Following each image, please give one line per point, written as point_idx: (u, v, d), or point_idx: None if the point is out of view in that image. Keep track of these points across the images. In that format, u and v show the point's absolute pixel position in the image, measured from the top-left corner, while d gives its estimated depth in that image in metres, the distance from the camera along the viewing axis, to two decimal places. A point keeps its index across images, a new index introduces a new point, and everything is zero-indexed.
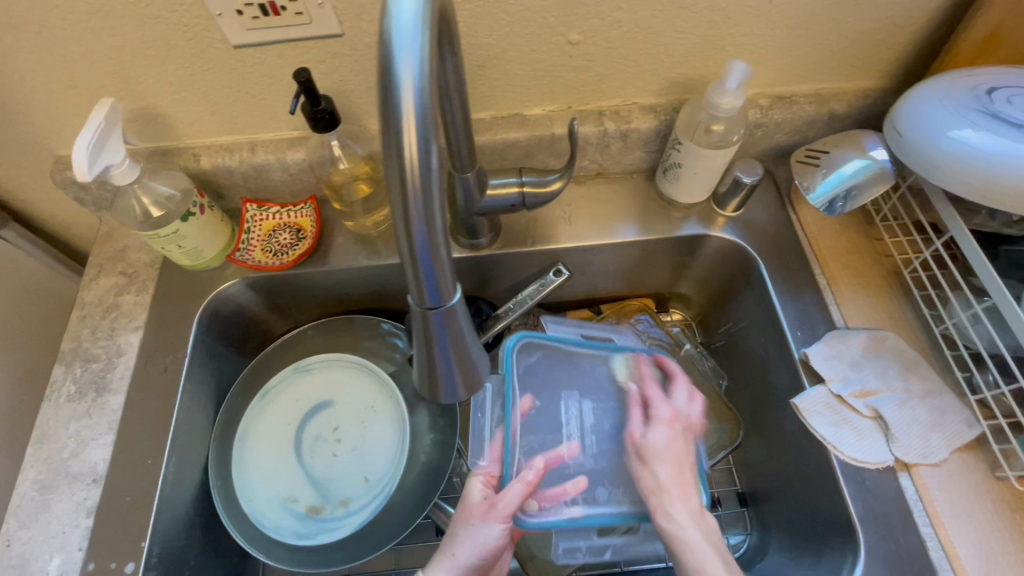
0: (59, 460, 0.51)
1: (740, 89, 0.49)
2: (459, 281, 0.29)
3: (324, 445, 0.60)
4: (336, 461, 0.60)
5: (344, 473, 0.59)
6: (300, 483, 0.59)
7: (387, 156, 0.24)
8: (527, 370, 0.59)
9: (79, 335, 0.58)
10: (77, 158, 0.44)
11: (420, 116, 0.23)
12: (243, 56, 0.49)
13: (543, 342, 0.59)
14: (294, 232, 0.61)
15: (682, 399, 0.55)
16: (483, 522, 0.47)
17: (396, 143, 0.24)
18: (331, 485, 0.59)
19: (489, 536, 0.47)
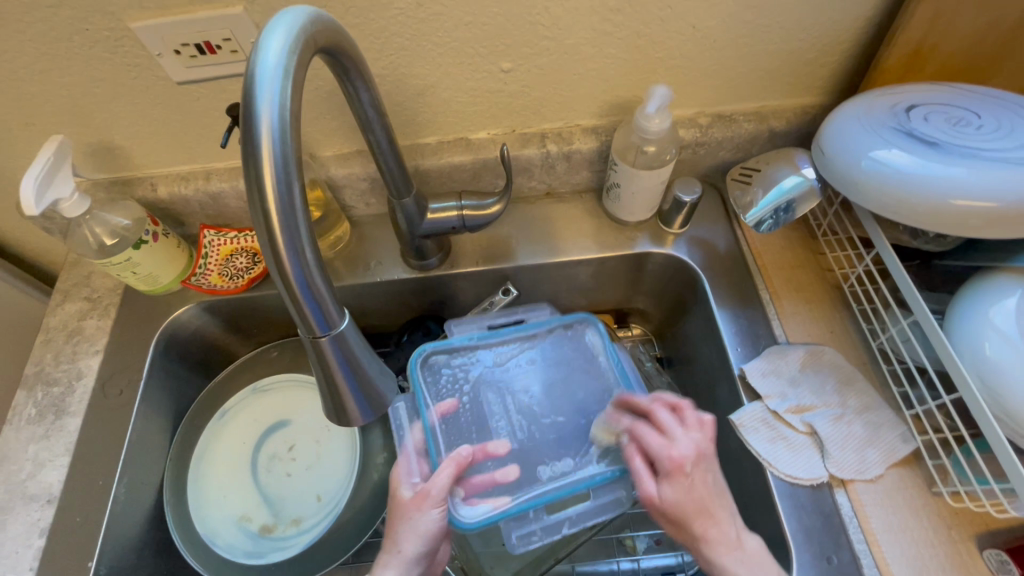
0: (17, 481, 0.53)
1: (664, 110, 0.50)
2: (345, 307, 0.30)
3: (281, 463, 0.62)
4: (291, 479, 0.61)
5: (299, 491, 0.60)
6: (256, 501, 0.60)
7: (252, 192, 0.26)
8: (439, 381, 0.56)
9: (42, 359, 0.60)
10: (25, 194, 0.46)
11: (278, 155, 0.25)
12: (188, 92, 0.51)
13: (449, 350, 0.57)
14: (251, 256, 0.62)
15: (683, 438, 0.46)
16: (423, 511, 0.47)
17: (260, 179, 0.25)
18: (285, 503, 0.60)
19: (431, 524, 0.46)
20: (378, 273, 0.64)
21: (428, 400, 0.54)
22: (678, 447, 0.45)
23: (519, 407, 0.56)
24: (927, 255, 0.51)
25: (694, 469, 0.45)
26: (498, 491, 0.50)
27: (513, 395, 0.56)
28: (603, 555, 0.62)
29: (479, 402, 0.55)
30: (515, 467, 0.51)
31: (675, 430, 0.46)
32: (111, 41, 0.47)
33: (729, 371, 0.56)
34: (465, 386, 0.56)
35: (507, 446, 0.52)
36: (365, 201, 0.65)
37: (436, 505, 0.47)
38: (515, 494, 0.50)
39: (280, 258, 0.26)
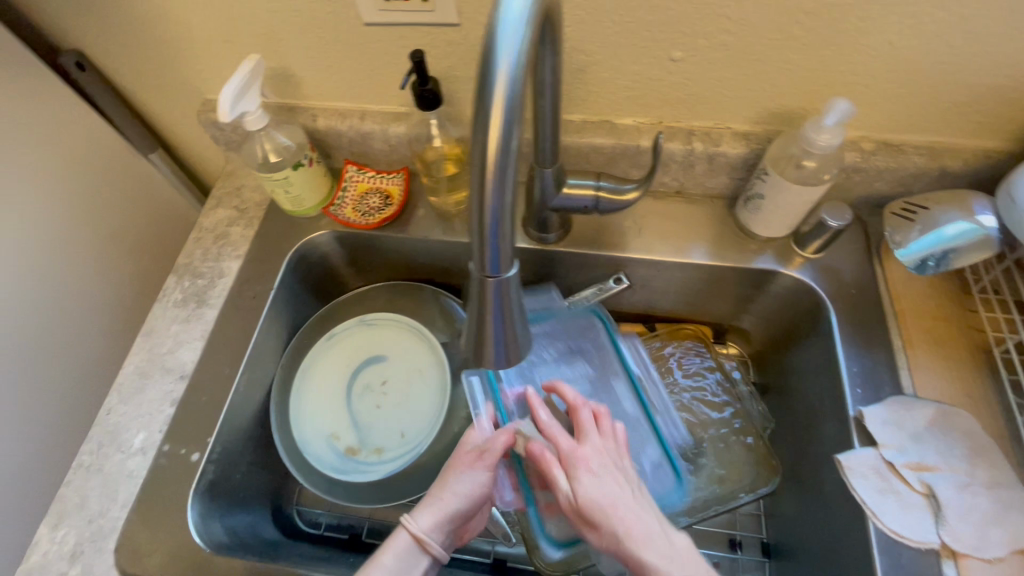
0: (159, 353, 0.61)
1: (840, 127, 0.48)
2: (517, 256, 0.31)
3: (374, 396, 0.66)
4: (380, 412, 0.65)
5: (386, 425, 0.64)
6: (347, 423, 0.64)
7: (476, 129, 0.27)
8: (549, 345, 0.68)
9: (193, 253, 0.67)
10: (222, 100, 0.51)
11: (509, 100, 0.26)
12: (371, 32, 0.55)
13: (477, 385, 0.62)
14: (383, 198, 0.67)
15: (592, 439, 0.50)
16: (474, 468, 0.51)
17: (486, 118, 0.27)
18: (371, 432, 0.64)
19: (476, 482, 0.51)
20: None
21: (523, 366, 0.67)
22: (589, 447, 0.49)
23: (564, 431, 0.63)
24: None
25: (600, 468, 0.48)
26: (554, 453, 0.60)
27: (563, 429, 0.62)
28: None
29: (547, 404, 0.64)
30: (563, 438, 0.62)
31: (586, 441, 0.50)
32: None
33: (842, 411, 0.53)
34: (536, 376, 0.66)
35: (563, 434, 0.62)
36: None
37: (483, 467, 0.51)
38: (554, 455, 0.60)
39: (484, 196, 0.28)
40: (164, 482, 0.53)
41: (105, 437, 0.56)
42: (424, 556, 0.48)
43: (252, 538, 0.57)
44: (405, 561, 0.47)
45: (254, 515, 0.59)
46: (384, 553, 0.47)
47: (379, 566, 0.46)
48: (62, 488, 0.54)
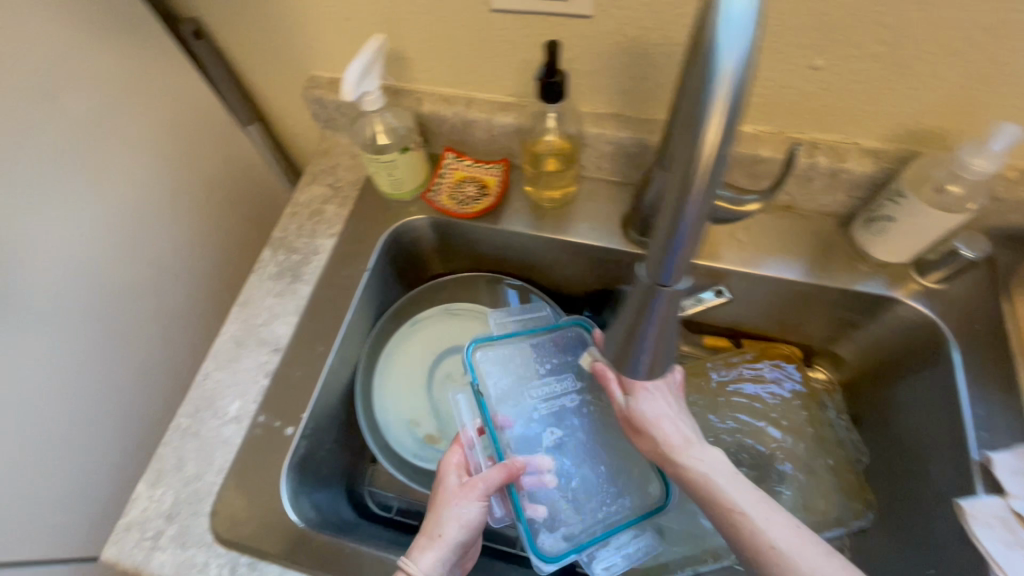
0: (254, 323, 0.61)
1: (1002, 153, 0.44)
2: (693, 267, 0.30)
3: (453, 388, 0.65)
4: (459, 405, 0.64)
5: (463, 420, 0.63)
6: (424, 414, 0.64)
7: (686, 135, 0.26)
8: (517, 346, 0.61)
9: (288, 228, 0.68)
10: (347, 80, 0.51)
11: (732, 107, 0.24)
12: (497, 19, 0.54)
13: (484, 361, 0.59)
14: (479, 187, 0.66)
15: None
16: (469, 501, 0.50)
17: (700, 124, 0.25)
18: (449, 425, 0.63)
19: (471, 514, 0.50)
20: (593, 238, 0.65)
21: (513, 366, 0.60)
22: None
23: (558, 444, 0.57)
24: None
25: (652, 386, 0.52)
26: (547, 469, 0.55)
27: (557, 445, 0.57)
28: None
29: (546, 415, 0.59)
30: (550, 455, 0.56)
31: None
32: None
33: (963, 454, 0.51)
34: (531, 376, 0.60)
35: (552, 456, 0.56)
36: (597, 164, 0.65)
37: (475, 499, 0.50)
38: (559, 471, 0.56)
39: (683, 204, 0.27)
40: (259, 452, 0.54)
41: (202, 401, 0.57)
42: None
43: (334, 516, 0.57)
44: None
45: (335, 493, 0.59)
46: None
47: None
48: (160, 448, 0.55)
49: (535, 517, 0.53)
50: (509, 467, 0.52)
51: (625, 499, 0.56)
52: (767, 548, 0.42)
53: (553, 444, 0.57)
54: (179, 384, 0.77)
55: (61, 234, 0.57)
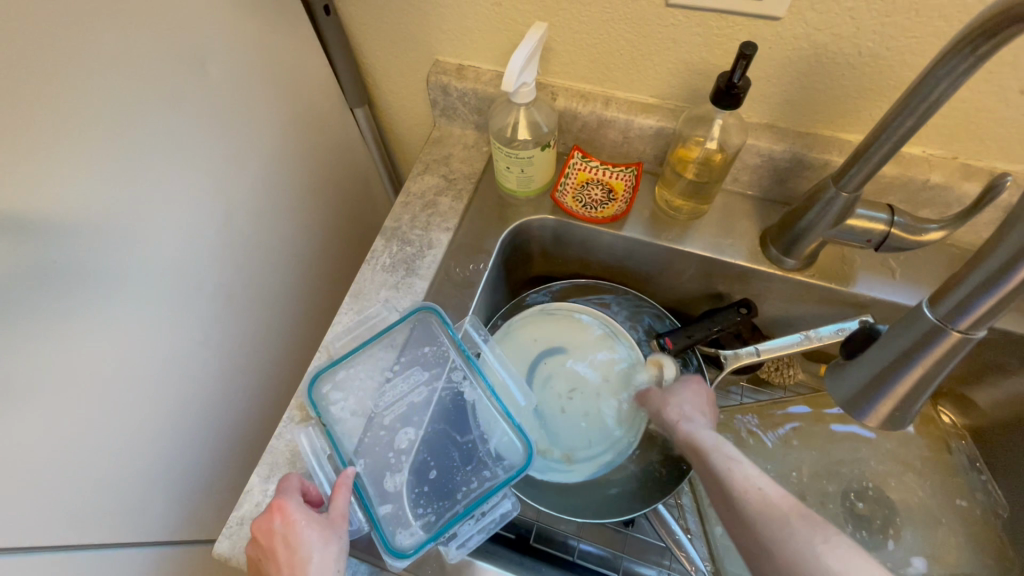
0: (369, 315, 0.58)
1: None
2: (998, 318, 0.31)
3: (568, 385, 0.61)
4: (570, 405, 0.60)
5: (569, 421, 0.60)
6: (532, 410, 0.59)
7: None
8: (365, 354, 0.56)
9: (401, 219, 0.65)
10: (510, 70, 0.48)
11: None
12: (669, 15, 0.50)
13: (328, 389, 0.53)
14: (605, 191, 0.63)
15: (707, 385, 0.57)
16: (330, 536, 0.43)
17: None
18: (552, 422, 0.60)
19: (331, 549, 0.42)
20: (726, 253, 0.61)
21: (360, 372, 0.55)
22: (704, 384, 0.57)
23: (400, 444, 0.51)
24: None
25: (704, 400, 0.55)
26: (392, 499, 0.48)
27: (404, 438, 0.51)
28: None
29: (375, 420, 0.52)
30: (394, 469, 0.49)
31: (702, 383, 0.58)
32: None
33: None
34: (384, 375, 0.54)
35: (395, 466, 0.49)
36: (736, 175, 0.61)
37: (308, 527, 0.42)
38: (409, 502, 0.48)
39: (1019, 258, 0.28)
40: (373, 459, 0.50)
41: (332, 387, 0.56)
42: None
43: None
44: None
45: None
46: None
47: None
48: (275, 435, 0.53)
49: (393, 515, 0.47)
50: (339, 486, 0.45)
51: (484, 475, 0.49)
52: (780, 525, 0.38)
53: (407, 443, 0.51)
54: (271, 373, 0.74)
55: (188, 208, 0.55)
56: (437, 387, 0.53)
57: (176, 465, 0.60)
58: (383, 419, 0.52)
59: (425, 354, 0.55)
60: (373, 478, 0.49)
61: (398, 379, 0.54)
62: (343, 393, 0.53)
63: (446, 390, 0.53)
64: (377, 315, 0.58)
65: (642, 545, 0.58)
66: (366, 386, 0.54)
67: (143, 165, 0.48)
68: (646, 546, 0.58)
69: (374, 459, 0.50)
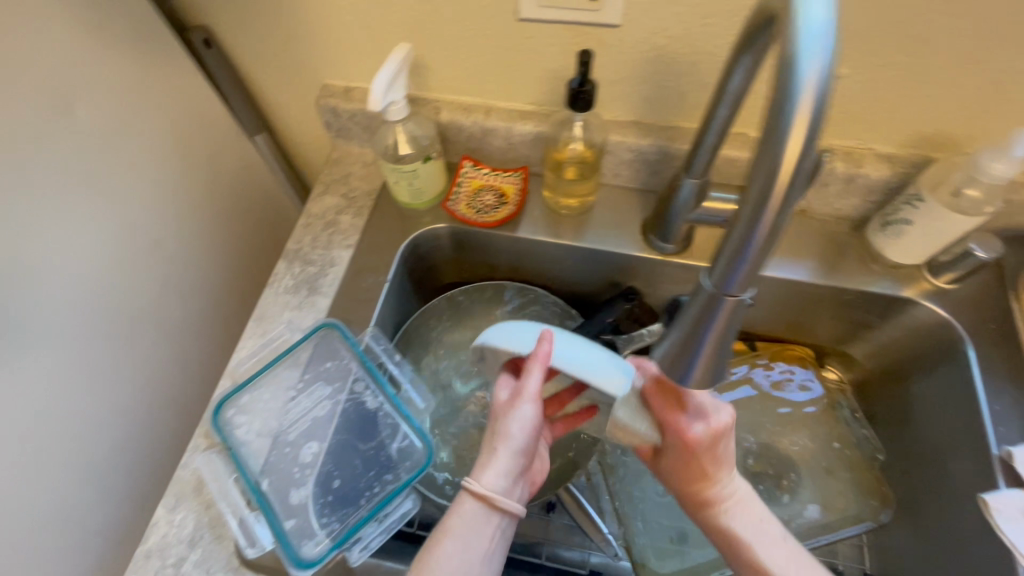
0: (273, 338, 0.60)
1: (1021, 158, 0.46)
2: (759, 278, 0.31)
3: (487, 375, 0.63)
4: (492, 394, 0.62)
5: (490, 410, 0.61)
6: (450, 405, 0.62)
7: (763, 155, 0.26)
8: (267, 377, 0.56)
9: (303, 240, 0.66)
10: (376, 90, 0.51)
11: (811, 130, 0.25)
12: (524, 29, 0.54)
13: (231, 414, 0.54)
14: (497, 196, 0.66)
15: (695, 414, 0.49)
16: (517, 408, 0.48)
17: (778, 143, 0.26)
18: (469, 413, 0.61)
19: (527, 417, 0.48)
20: (613, 244, 0.65)
21: (264, 394, 0.56)
22: (694, 424, 0.49)
23: (304, 459, 0.52)
24: None
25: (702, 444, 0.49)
26: (298, 512, 0.49)
27: (309, 453, 0.52)
28: None
29: (279, 439, 0.53)
30: (299, 483, 0.51)
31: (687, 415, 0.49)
32: None
33: (982, 450, 0.52)
34: (288, 394, 0.56)
35: (300, 479, 0.51)
36: (616, 171, 0.65)
37: (528, 404, 0.48)
38: (314, 513, 0.49)
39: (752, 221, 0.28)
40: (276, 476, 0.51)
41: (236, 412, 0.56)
42: (494, 514, 0.46)
43: None
44: (472, 523, 0.46)
45: None
46: (452, 518, 0.46)
47: (450, 534, 0.45)
48: (180, 466, 0.53)
49: (299, 528, 0.48)
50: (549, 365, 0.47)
51: (386, 478, 0.51)
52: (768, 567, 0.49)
53: (312, 456, 0.52)
54: (188, 406, 0.74)
55: (71, 247, 0.55)
56: (339, 399, 0.55)
57: (84, 505, 0.59)
58: (287, 436, 0.53)
59: (328, 370, 0.57)
60: (279, 495, 0.50)
61: (302, 395, 0.55)
62: (247, 416, 0.54)
63: (349, 401, 0.55)
64: (281, 338, 0.60)
65: (564, 529, 0.60)
66: (270, 406, 0.55)
67: (12, 208, 0.49)
68: (567, 530, 0.60)
69: (279, 475, 0.51)
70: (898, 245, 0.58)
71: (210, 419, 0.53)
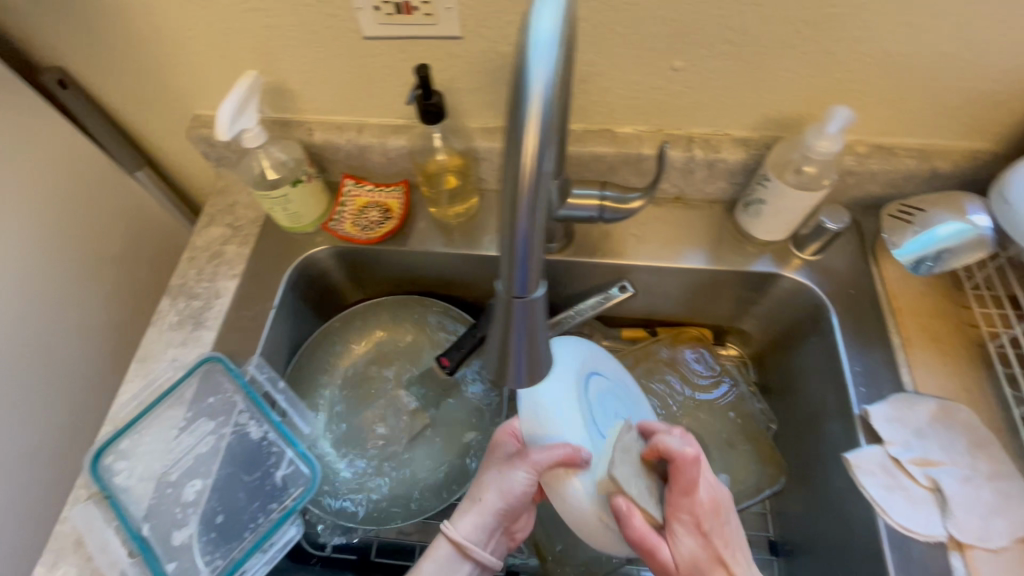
0: (156, 377, 0.58)
1: (840, 133, 0.49)
2: (545, 276, 0.31)
3: (395, 385, 0.68)
4: (395, 404, 0.66)
5: (392, 419, 0.65)
6: (363, 421, 0.65)
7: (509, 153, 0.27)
8: (148, 418, 0.55)
9: (187, 274, 0.65)
10: (222, 121, 0.50)
11: (542, 133, 0.26)
12: (371, 46, 0.54)
13: (111, 461, 0.53)
14: (382, 212, 0.66)
15: (706, 482, 0.47)
16: (511, 471, 0.50)
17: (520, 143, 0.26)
18: (376, 425, 0.65)
19: (516, 483, 0.50)
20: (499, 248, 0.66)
21: (145, 437, 0.54)
22: (712, 492, 0.47)
23: (188, 498, 0.51)
24: None
25: (711, 524, 0.46)
26: (181, 553, 0.49)
27: (193, 491, 0.52)
28: None
29: (162, 480, 0.52)
30: (183, 522, 0.50)
31: (701, 486, 0.45)
32: None
33: (847, 411, 0.54)
34: (171, 433, 0.55)
35: (183, 519, 0.50)
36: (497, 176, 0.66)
37: (508, 439, 0.53)
38: (198, 551, 0.49)
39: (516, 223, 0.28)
40: (158, 519, 0.50)
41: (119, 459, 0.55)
42: (465, 560, 0.52)
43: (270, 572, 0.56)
44: (448, 566, 0.52)
45: None
46: (427, 561, 0.52)
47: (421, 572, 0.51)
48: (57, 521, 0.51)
49: (182, 569, 0.48)
50: (576, 462, 0.46)
51: (272, 506, 0.51)
52: None
53: (195, 494, 0.52)
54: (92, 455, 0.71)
55: None
56: (223, 433, 0.54)
57: None
58: (170, 476, 0.52)
59: (211, 404, 0.56)
60: (161, 538, 0.49)
61: (185, 433, 0.55)
62: (129, 461, 0.53)
63: (233, 433, 0.54)
64: (164, 376, 0.59)
65: None
66: (152, 448, 0.54)
67: None
68: None
69: (161, 517, 0.50)
70: (760, 223, 0.60)
71: (86, 470, 0.52)
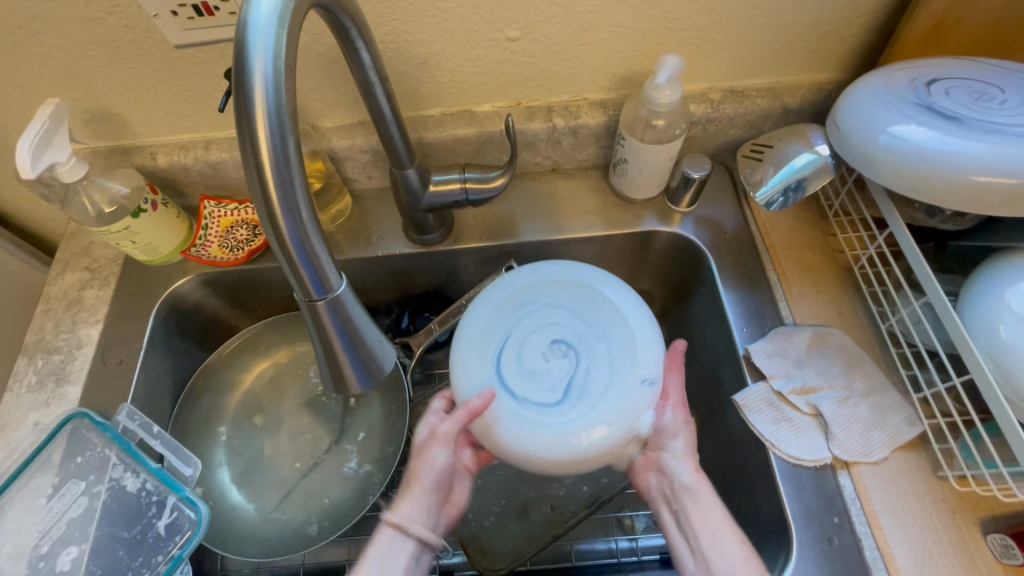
0: (17, 444, 0.53)
1: (674, 82, 0.49)
2: (343, 271, 0.30)
3: (296, 405, 0.65)
4: (297, 424, 0.64)
5: (295, 439, 0.63)
6: (270, 448, 0.63)
7: (244, 143, 0.25)
8: (8, 491, 0.50)
9: (42, 328, 0.59)
10: (20, 156, 0.46)
11: (271, 117, 0.24)
12: (186, 54, 0.50)
13: None
14: (251, 228, 0.62)
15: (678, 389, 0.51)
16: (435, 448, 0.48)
17: (253, 132, 0.25)
18: (285, 449, 0.63)
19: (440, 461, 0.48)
20: (379, 248, 0.63)
21: (7, 511, 0.49)
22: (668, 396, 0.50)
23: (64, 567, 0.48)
24: (942, 237, 0.51)
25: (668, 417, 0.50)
26: None
27: (69, 560, 0.48)
28: (600, 533, 0.61)
29: (33, 554, 0.48)
30: None
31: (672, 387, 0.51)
32: (107, 0, 0.45)
33: (734, 352, 0.55)
34: (38, 502, 0.50)
35: None
36: (367, 174, 0.63)
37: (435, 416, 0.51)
38: None
39: (275, 218, 0.26)
40: None
41: None
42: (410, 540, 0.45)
43: None
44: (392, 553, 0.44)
45: None
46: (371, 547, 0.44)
47: (364, 562, 0.42)
48: None
49: None
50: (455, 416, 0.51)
51: (157, 560, 0.48)
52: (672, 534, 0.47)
53: (72, 563, 0.48)
54: None
55: None
56: (101, 491, 0.51)
57: None
58: (43, 548, 0.48)
59: (84, 462, 0.52)
60: None
61: (56, 498, 0.50)
62: None
63: (112, 490, 0.51)
64: (26, 441, 0.53)
65: None
66: (18, 522, 0.49)
67: None
68: None
69: None
70: (630, 181, 0.60)
71: None
